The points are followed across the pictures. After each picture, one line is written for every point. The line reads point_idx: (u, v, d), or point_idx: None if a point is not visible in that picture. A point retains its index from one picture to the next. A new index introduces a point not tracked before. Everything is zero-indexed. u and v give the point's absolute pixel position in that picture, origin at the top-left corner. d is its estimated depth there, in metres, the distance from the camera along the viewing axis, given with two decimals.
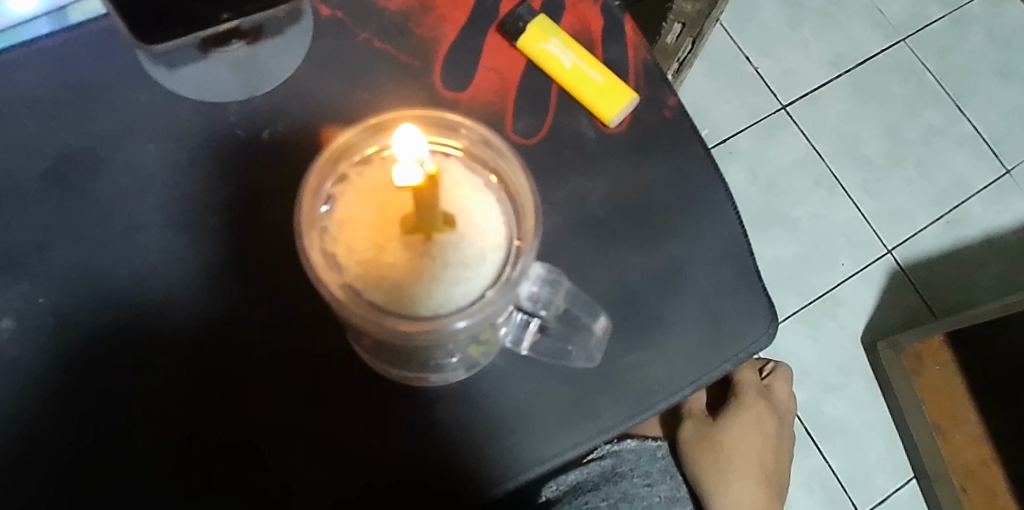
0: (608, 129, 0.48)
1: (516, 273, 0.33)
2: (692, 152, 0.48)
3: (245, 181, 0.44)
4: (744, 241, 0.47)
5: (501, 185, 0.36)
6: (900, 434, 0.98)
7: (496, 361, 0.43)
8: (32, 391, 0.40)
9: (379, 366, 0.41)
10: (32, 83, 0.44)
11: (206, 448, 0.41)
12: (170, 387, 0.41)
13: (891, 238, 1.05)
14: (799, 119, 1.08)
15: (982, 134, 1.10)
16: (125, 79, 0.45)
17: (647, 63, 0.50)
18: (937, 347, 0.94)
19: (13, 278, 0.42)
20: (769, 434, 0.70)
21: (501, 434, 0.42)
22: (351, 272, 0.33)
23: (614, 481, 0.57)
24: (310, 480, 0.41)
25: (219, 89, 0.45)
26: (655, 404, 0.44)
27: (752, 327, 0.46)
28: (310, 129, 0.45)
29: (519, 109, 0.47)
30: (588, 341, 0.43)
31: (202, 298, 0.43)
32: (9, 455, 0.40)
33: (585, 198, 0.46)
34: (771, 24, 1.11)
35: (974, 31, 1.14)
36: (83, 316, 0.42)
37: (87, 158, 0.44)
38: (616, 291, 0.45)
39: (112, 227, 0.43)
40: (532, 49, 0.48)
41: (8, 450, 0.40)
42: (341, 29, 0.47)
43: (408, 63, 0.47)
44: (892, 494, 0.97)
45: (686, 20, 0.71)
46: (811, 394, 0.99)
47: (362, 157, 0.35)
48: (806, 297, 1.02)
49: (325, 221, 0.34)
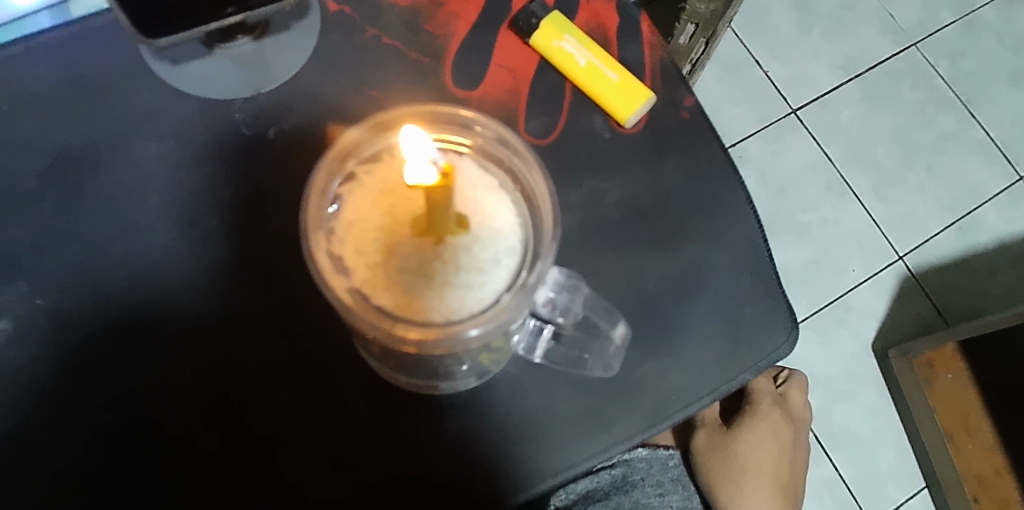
0: (624, 130, 0.46)
1: (532, 278, 0.32)
2: (708, 153, 0.47)
3: (249, 180, 0.43)
4: (762, 245, 0.46)
5: (517, 185, 0.34)
6: (913, 444, 0.96)
7: (508, 369, 0.41)
8: (30, 395, 0.39)
9: (388, 373, 0.40)
10: (31, 78, 0.43)
11: (207, 458, 0.39)
12: (170, 394, 0.40)
13: (902, 244, 1.03)
14: (810, 123, 1.07)
15: (996, 139, 1.08)
16: (127, 74, 0.44)
17: (663, 62, 0.48)
18: (949, 355, 0.92)
19: (11, 278, 0.41)
20: (784, 444, 0.69)
21: (513, 444, 0.41)
22: (359, 276, 0.31)
23: (625, 490, 0.56)
24: (315, 490, 0.39)
25: (224, 85, 0.44)
26: (672, 415, 0.42)
27: (771, 335, 0.45)
28: (315, 127, 0.44)
29: (532, 109, 0.46)
30: (605, 350, 0.42)
31: (206, 299, 0.41)
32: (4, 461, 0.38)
33: (598, 200, 0.45)
34: (782, 27, 1.10)
35: (988, 35, 1.13)
36: (82, 318, 0.40)
37: (88, 155, 0.43)
38: (632, 297, 0.43)
39: (112, 227, 0.42)
40: (546, 46, 0.46)
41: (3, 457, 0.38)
42: (348, 25, 0.46)
43: (418, 60, 0.46)
44: (903, 503, 0.95)
45: (700, 20, 0.69)
46: (822, 402, 0.97)
47: (370, 155, 0.34)
48: (816, 303, 1.00)
49: (332, 222, 0.32)
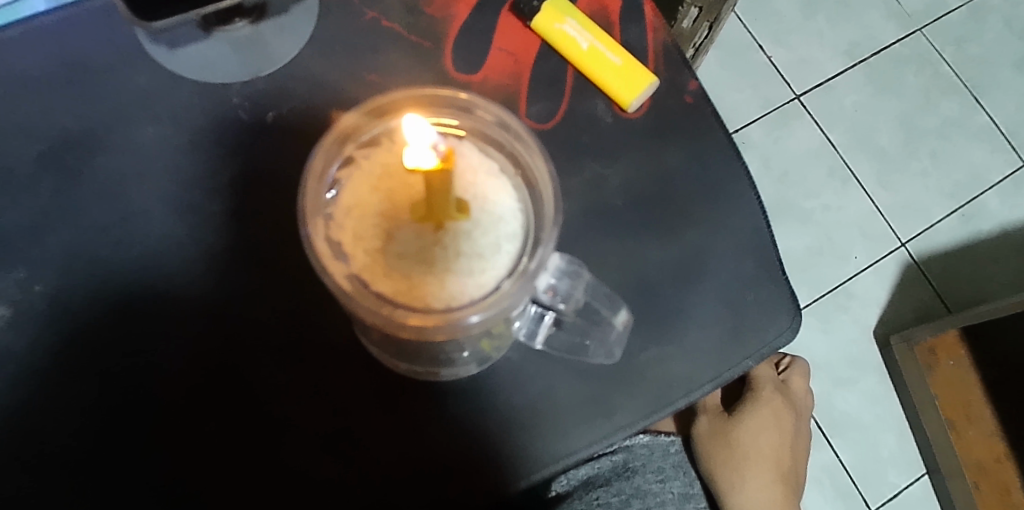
0: (627, 114, 0.46)
1: (533, 264, 0.32)
2: (712, 138, 0.46)
3: (248, 165, 0.42)
4: (765, 232, 0.46)
5: (518, 170, 0.34)
6: (914, 430, 0.96)
7: (509, 355, 0.41)
8: (29, 380, 0.39)
9: (388, 360, 0.40)
10: (28, 62, 0.43)
11: (206, 444, 0.39)
12: (169, 380, 0.39)
13: (905, 231, 1.02)
14: (813, 108, 1.06)
15: (1000, 125, 1.07)
16: (124, 58, 0.43)
17: (666, 45, 0.48)
18: (951, 342, 0.92)
19: (9, 264, 0.40)
20: (786, 431, 0.69)
21: (514, 431, 0.41)
22: (358, 262, 0.31)
23: (625, 477, 0.56)
24: (315, 476, 0.39)
25: (222, 69, 0.43)
26: (674, 401, 0.42)
27: (774, 321, 0.44)
28: (314, 112, 0.43)
29: (533, 93, 0.45)
30: (608, 336, 0.41)
31: (206, 285, 0.41)
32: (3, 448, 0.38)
33: (601, 186, 0.44)
34: (786, 11, 1.09)
35: (994, 20, 1.12)
36: (80, 304, 0.40)
37: (85, 140, 0.42)
38: (634, 283, 0.43)
39: (110, 213, 0.41)
40: (547, 29, 0.46)
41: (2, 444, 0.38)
42: (347, 8, 0.45)
43: (418, 44, 0.45)
44: (904, 490, 0.95)
45: (704, 4, 0.69)
46: (823, 388, 0.97)
47: (369, 139, 0.34)
48: (818, 290, 1.00)
49: (331, 207, 0.32)
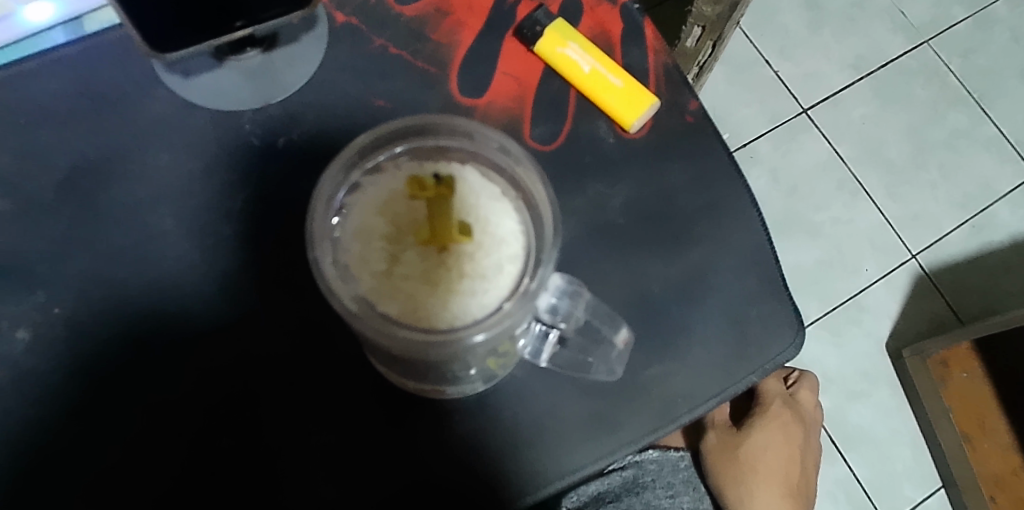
0: (628, 135, 0.46)
1: (534, 283, 0.33)
2: (712, 156, 0.47)
3: (262, 190, 0.44)
4: (768, 249, 0.46)
5: (519, 194, 0.35)
6: (928, 443, 0.95)
7: (515, 373, 0.42)
8: (49, 400, 0.40)
9: (396, 378, 0.41)
10: (48, 94, 0.44)
11: (215, 460, 0.40)
12: (185, 398, 0.41)
13: (915, 243, 1.02)
14: (821, 121, 1.06)
15: (1007, 136, 1.07)
16: (140, 86, 0.45)
17: (668, 66, 0.49)
18: (964, 354, 0.92)
19: (28, 288, 0.42)
20: (796, 445, 0.68)
21: (520, 447, 0.41)
22: (365, 283, 0.32)
23: (636, 492, 0.58)
24: (323, 492, 0.40)
25: (235, 96, 0.45)
26: (678, 418, 0.43)
27: (777, 337, 0.45)
28: (322, 138, 0.45)
29: (537, 114, 0.46)
30: (609, 354, 0.42)
31: (219, 305, 0.42)
32: (12, 465, 0.39)
33: (603, 205, 0.45)
34: (792, 28, 1.09)
35: (999, 31, 1.12)
36: (91, 326, 0.41)
37: (103, 168, 0.44)
38: (637, 300, 0.44)
39: (128, 237, 0.43)
40: (548, 53, 0.47)
41: (10, 461, 0.39)
42: (356, 37, 0.47)
43: (424, 70, 0.47)
44: (920, 503, 0.94)
45: (706, 23, 0.69)
46: (836, 402, 0.97)
47: (374, 166, 0.35)
48: (829, 303, 1.00)
49: (337, 232, 0.33)
